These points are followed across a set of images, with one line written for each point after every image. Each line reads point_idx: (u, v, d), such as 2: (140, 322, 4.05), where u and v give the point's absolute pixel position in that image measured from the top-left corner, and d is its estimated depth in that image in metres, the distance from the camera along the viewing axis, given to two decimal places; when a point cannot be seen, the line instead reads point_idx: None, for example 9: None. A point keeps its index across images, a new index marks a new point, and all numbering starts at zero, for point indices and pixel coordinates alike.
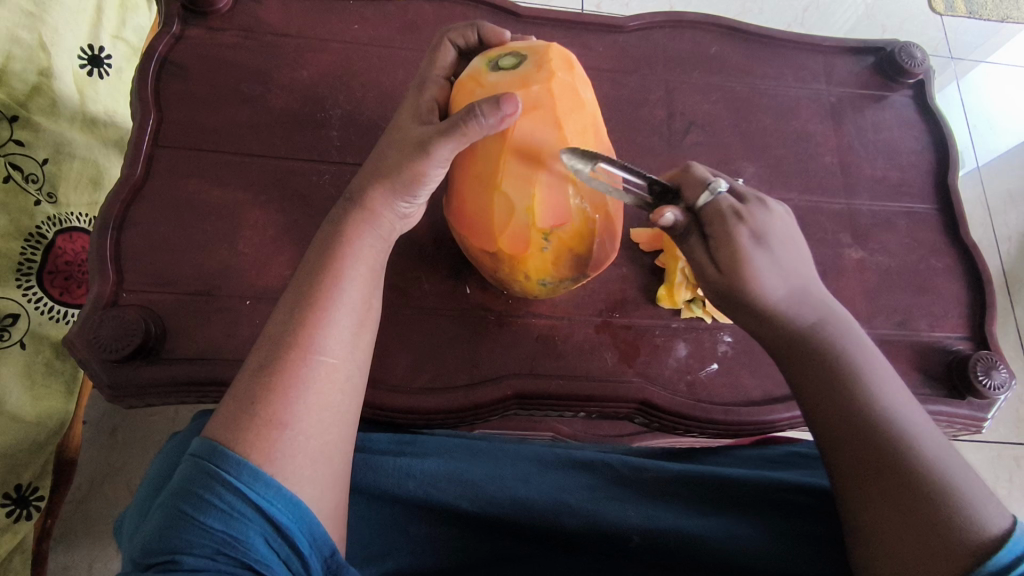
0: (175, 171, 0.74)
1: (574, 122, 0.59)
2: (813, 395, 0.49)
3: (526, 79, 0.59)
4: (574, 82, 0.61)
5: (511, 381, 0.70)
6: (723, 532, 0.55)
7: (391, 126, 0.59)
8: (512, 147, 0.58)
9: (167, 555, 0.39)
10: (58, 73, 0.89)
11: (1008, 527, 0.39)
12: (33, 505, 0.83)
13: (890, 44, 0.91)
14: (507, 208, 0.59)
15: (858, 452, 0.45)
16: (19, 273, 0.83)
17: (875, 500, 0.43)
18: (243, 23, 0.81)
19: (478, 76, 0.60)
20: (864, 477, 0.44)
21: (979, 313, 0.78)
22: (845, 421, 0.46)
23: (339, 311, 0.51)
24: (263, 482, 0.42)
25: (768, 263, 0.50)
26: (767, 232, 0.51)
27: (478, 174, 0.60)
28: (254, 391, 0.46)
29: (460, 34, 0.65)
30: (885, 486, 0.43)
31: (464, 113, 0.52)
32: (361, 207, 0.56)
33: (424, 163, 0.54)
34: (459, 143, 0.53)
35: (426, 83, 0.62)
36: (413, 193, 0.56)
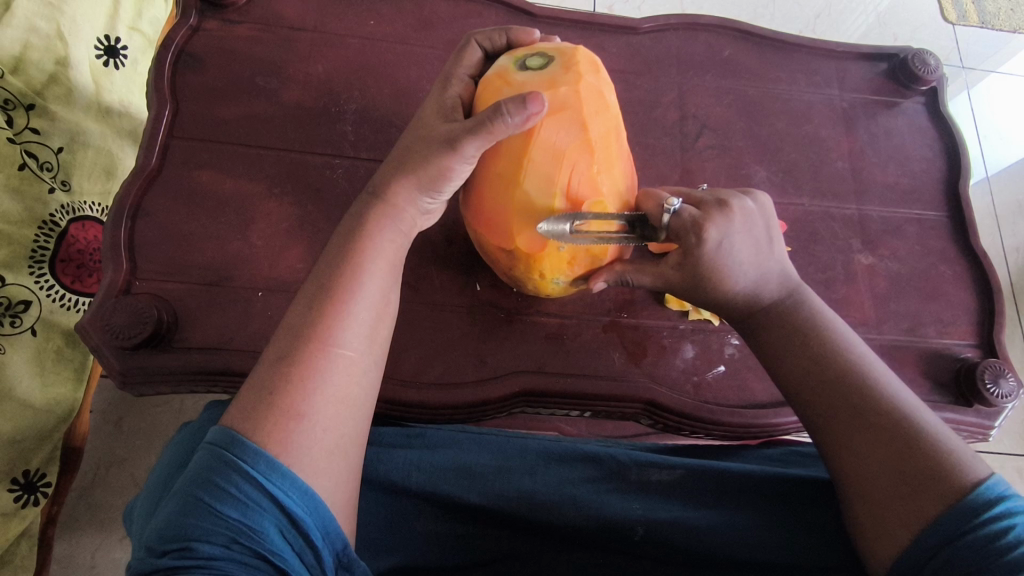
0: (189, 162, 0.74)
1: (599, 124, 0.60)
2: (796, 372, 0.53)
3: (555, 80, 0.59)
4: (600, 84, 0.61)
5: (520, 378, 0.71)
6: (728, 526, 0.55)
7: (414, 122, 0.60)
8: (536, 147, 0.58)
9: (183, 542, 0.39)
10: (75, 63, 0.90)
11: (985, 472, 0.44)
12: (39, 491, 0.84)
13: (904, 50, 0.91)
14: (527, 207, 0.59)
15: (844, 413, 0.49)
16: (32, 260, 0.84)
17: (855, 446, 0.48)
18: (260, 17, 0.82)
19: (505, 75, 0.60)
20: (841, 427, 0.49)
21: (988, 321, 0.78)
22: (830, 390, 0.51)
23: (357, 303, 0.51)
24: (280, 474, 0.43)
25: (729, 261, 0.57)
26: (725, 235, 0.56)
27: (500, 172, 0.60)
28: (273, 381, 0.46)
29: (487, 36, 0.65)
30: (873, 440, 0.47)
31: (491, 112, 0.52)
32: (383, 201, 0.56)
33: (449, 159, 0.55)
34: (485, 141, 0.54)
35: (452, 81, 0.62)
36: (438, 188, 0.57)
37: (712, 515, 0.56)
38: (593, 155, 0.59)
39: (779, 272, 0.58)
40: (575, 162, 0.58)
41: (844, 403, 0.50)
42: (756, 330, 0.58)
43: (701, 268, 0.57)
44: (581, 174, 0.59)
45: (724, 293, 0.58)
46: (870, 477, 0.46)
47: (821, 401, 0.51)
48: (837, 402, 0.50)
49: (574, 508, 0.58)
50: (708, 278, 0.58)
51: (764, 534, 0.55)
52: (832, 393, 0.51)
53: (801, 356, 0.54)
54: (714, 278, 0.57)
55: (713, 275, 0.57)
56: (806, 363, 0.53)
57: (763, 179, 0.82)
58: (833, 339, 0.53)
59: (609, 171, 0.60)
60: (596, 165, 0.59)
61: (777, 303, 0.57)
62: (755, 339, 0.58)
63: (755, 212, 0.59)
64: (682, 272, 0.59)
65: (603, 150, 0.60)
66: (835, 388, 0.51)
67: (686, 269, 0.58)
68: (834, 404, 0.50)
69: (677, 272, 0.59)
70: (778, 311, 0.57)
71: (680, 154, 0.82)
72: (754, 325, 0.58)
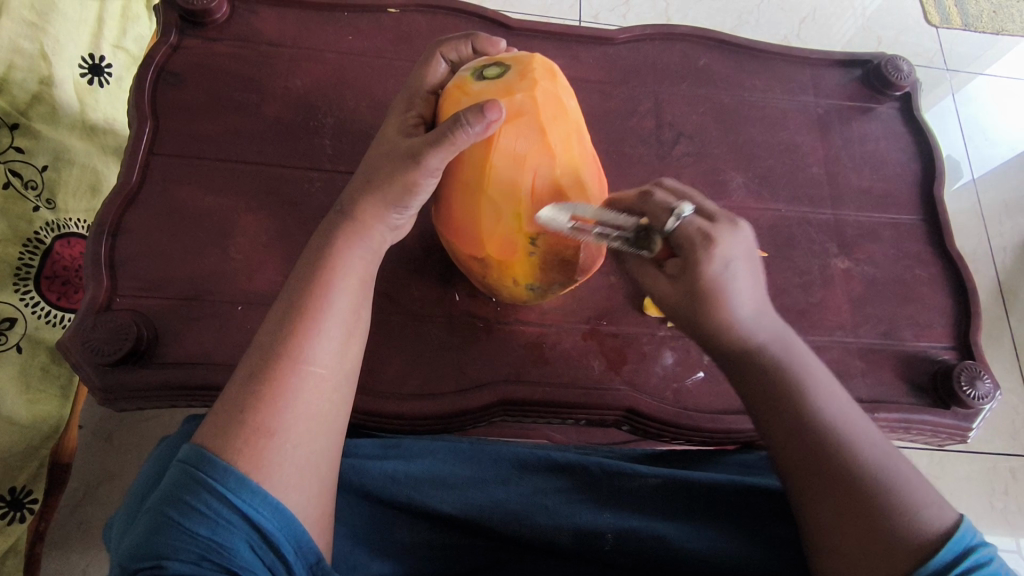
0: (170, 179, 0.75)
1: (559, 129, 0.60)
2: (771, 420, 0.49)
3: (510, 88, 0.59)
4: (557, 90, 0.61)
5: (499, 388, 0.71)
6: (696, 536, 0.57)
7: (377, 141, 0.60)
8: (497, 155, 0.58)
9: (154, 560, 0.40)
10: (59, 82, 0.91)
11: (950, 526, 0.42)
12: (26, 507, 0.84)
13: (877, 57, 0.92)
14: (494, 214, 0.60)
15: (811, 469, 0.46)
16: (17, 277, 0.85)
17: (819, 513, 0.45)
18: (240, 34, 0.83)
19: (463, 85, 0.60)
20: (810, 493, 0.46)
21: (965, 323, 0.79)
22: (802, 443, 0.47)
23: (329, 321, 0.52)
24: (251, 490, 0.43)
25: (730, 287, 0.49)
26: (733, 255, 0.49)
27: (467, 181, 0.60)
28: (243, 400, 0.47)
29: (453, 47, 0.65)
30: (836, 500, 0.45)
31: (450, 124, 0.51)
32: (354, 220, 0.56)
33: (415, 173, 0.55)
34: (448, 153, 0.53)
35: (414, 99, 0.62)
36: (405, 204, 0.57)
37: (685, 525, 0.58)
38: (554, 158, 0.59)
39: (767, 307, 0.52)
40: (535, 167, 0.59)
41: (815, 470, 0.46)
42: (734, 375, 0.52)
43: (695, 287, 0.49)
44: (545, 178, 0.59)
45: (722, 326, 0.50)
46: (831, 543, 0.44)
47: (794, 466, 0.48)
48: (810, 469, 0.46)
49: (551, 521, 0.59)
50: (709, 303, 0.49)
51: (743, 547, 0.56)
52: (805, 459, 0.47)
53: (780, 411, 0.49)
54: (714, 305, 0.49)
55: (713, 297, 0.49)
56: (786, 425, 0.48)
57: (739, 185, 0.83)
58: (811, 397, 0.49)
59: (572, 171, 0.60)
60: (559, 168, 0.59)
61: (761, 351, 0.50)
62: (741, 389, 0.52)
63: (751, 237, 0.51)
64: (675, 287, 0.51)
65: (565, 154, 0.60)
66: (812, 452, 0.47)
67: (682, 284, 0.50)
68: (805, 470, 0.47)
69: (671, 285, 0.52)
70: (761, 363, 0.50)
71: (656, 162, 0.83)
72: (739, 373, 0.51)
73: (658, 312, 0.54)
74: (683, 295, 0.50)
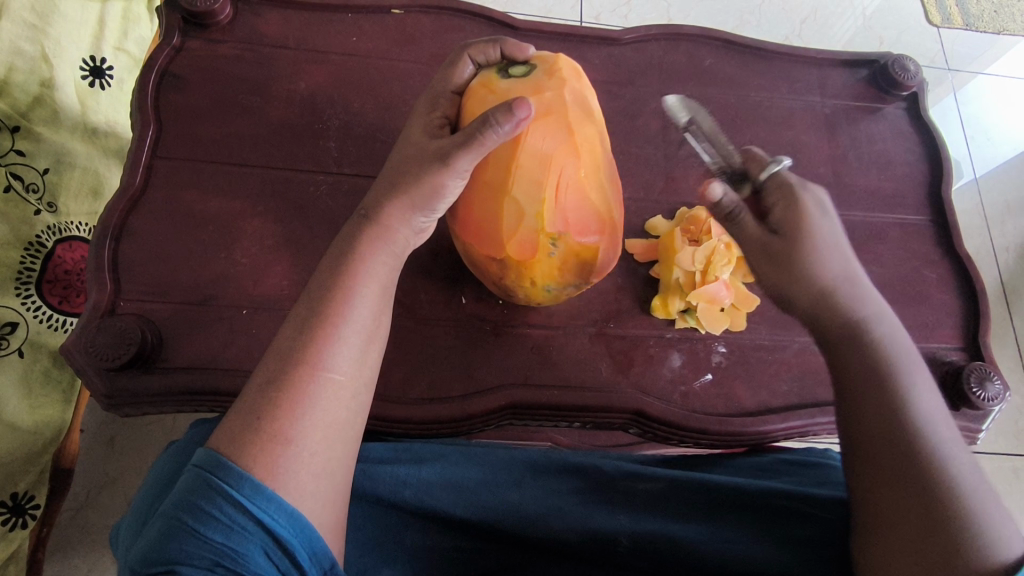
0: (174, 182, 0.75)
1: (585, 129, 0.59)
2: (849, 393, 0.47)
3: (539, 87, 0.59)
4: (583, 90, 0.61)
5: (506, 392, 0.71)
6: (710, 534, 0.56)
7: (401, 142, 0.59)
8: (525, 153, 0.57)
9: (166, 564, 0.40)
10: (60, 85, 0.90)
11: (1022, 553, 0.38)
12: (28, 514, 0.84)
13: (883, 57, 0.92)
14: (517, 213, 0.59)
15: (880, 453, 0.43)
16: (18, 281, 0.83)
17: (888, 498, 0.42)
18: (243, 36, 0.82)
19: (489, 83, 0.59)
20: (883, 476, 0.43)
21: (973, 324, 0.78)
22: (875, 424, 0.44)
23: (348, 327, 0.51)
24: (265, 497, 0.43)
25: (821, 230, 0.49)
26: (824, 202, 0.51)
27: (488, 180, 0.59)
28: (260, 406, 0.46)
29: (480, 50, 0.62)
30: (895, 491, 0.42)
31: (479, 123, 0.52)
32: (377, 223, 0.56)
33: (442, 175, 0.55)
34: (477, 154, 0.54)
35: (438, 98, 0.61)
36: (429, 206, 0.57)
37: (701, 527, 0.57)
38: (580, 158, 0.59)
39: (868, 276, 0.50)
40: (562, 167, 0.58)
41: (892, 451, 0.43)
42: (829, 347, 0.49)
43: (800, 223, 0.49)
44: (570, 177, 0.59)
45: (812, 279, 0.48)
46: (896, 535, 0.41)
47: (869, 444, 0.44)
48: (889, 450, 0.43)
49: (564, 523, 0.59)
50: (800, 243, 0.49)
51: (755, 549, 0.54)
52: (884, 438, 0.43)
53: (859, 388, 0.46)
54: (805, 245, 0.49)
55: (812, 237, 0.49)
56: (869, 399, 0.45)
57: None
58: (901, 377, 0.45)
59: (596, 172, 0.60)
60: (583, 169, 0.59)
61: (861, 315, 0.48)
62: (827, 349, 0.49)
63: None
64: (782, 230, 0.50)
65: (589, 154, 0.60)
66: (893, 433, 0.43)
67: (779, 227, 0.50)
68: (880, 451, 0.43)
69: (776, 236, 0.50)
70: (854, 333, 0.47)
71: (662, 164, 0.82)
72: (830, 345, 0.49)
73: (759, 278, 0.52)
74: (777, 235, 0.50)
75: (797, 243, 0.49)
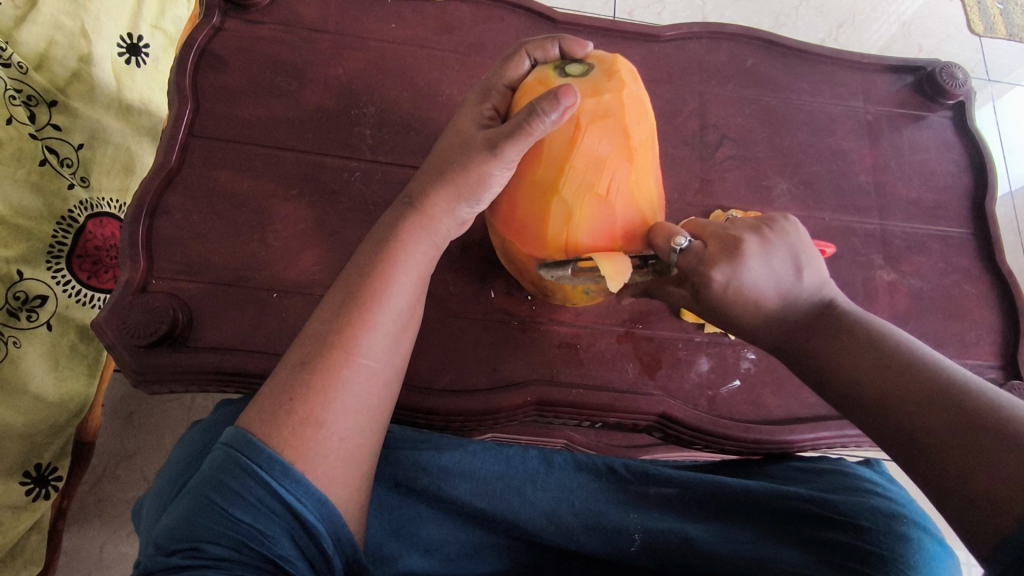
0: (208, 162, 0.74)
1: (641, 134, 0.58)
2: (825, 354, 0.49)
3: (598, 87, 0.57)
4: (642, 92, 0.59)
5: (534, 388, 0.70)
6: (722, 537, 0.56)
7: (449, 131, 0.59)
8: (578, 154, 0.56)
9: (192, 542, 0.40)
10: (98, 60, 0.90)
11: None
12: (51, 485, 0.84)
13: (931, 63, 0.89)
14: (563, 215, 0.58)
15: (872, 379, 0.45)
16: (49, 255, 0.84)
17: (899, 408, 0.43)
18: (281, 18, 0.82)
19: (545, 80, 0.57)
20: (889, 397, 0.44)
21: (1012, 342, 0.76)
22: (858, 363, 0.46)
23: (384, 314, 0.51)
24: (295, 480, 0.43)
25: (743, 291, 0.51)
26: (740, 265, 0.50)
27: (537, 179, 0.58)
28: (294, 387, 0.46)
29: (539, 46, 0.60)
30: (900, 399, 0.43)
31: (526, 114, 0.50)
32: (419, 211, 0.55)
33: (488, 165, 0.53)
34: (523, 144, 0.52)
35: (490, 91, 0.60)
36: (474, 198, 0.56)
37: (711, 528, 0.57)
38: (633, 163, 0.58)
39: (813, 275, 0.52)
40: (614, 171, 0.57)
41: (882, 371, 0.45)
42: (796, 344, 0.51)
43: (713, 306, 0.53)
44: (621, 182, 0.57)
45: (754, 316, 0.52)
46: (919, 433, 0.41)
47: (869, 382, 0.45)
48: (892, 383, 0.44)
49: (577, 521, 0.59)
50: (726, 307, 0.52)
51: (795, 552, 0.53)
52: (884, 372, 0.45)
53: (832, 347, 0.49)
54: (733, 308, 0.52)
55: (731, 309, 0.52)
56: (845, 350, 0.48)
57: (783, 192, 0.81)
58: (867, 326, 0.48)
59: (647, 178, 0.59)
60: (634, 174, 0.58)
61: (819, 302, 0.51)
62: (794, 345, 0.51)
63: (773, 243, 0.52)
64: (696, 302, 0.55)
65: (642, 160, 0.58)
66: (893, 364, 0.44)
67: (703, 302, 0.54)
68: (883, 382, 0.44)
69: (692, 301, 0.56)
70: (820, 323, 0.50)
71: (700, 165, 0.81)
72: (796, 340, 0.51)
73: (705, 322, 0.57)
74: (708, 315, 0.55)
75: (717, 315, 0.53)
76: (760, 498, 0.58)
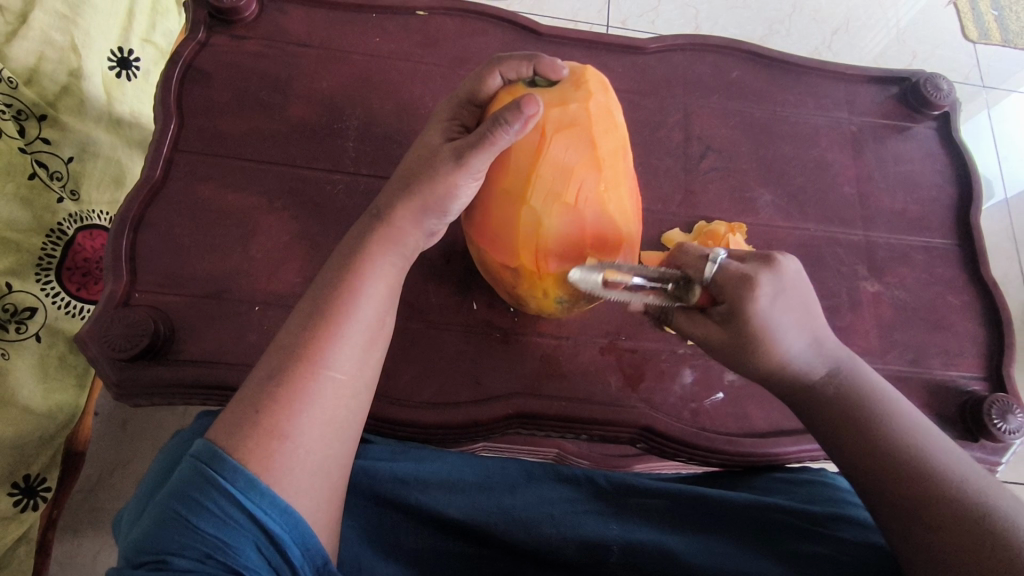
0: (192, 176, 0.75)
1: (608, 143, 0.59)
2: (842, 432, 0.49)
3: (564, 97, 0.58)
4: (609, 103, 0.60)
5: (516, 400, 0.70)
6: (699, 548, 0.56)
7: (416, 143, 0.60)
8: (545, 163, 0.57)
9: (157, 555, 0.40)
10: (87, 75, 0.91)
11: None
12: (39, 496, 0.85)
13: (916, 74, 0.89)
14: (535, 224, 0.58)
15: (882, 470, 0.46)
16: (39, 267, 0.85)
17: (907, 512, 0.44)
18: (267, 32, 0.83)
19: (514, 92, 0.59)
20: (897, 495, 0.45)
21: (997, 353, 0.76)
22: (874, 451, 0.47)
23: (353, 325, 0.52)
24: (259, 492, 0.43)
25: (773, 318, 0.49)
26: (779, 282, 0.49)
27: (507, 189, 0.58)
28: (259, 400, 0.47)
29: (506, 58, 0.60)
30: (910, 501, 0.44)
31: (489, 124, 0.52)
32: (388, 223, 0.56)
33: (455, 175, 0.55)
34: (488, 155, 0.54)
35: (459, 105, 0.61)
36: (442, 209, 0.57)
37: (690, 539, 0.57)
38: (601, 172, 0.58)
39: (830, 342, 0.52)
40: (582, 179, 0.57)
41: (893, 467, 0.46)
42: (808, 405, 0.52)
43: (743, 331, 0.50)
44: (589, 190, 0.58)
45: (773, 362, 0.51)
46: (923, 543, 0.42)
47: (879, 480, 0.46)
48: (901, 485, 0.45)
49: (556, 531, 0.59)
50: (750, 342, 0.50)
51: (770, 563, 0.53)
52: (892, 472, 0.46)
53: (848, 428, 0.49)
54: (758, 343, 0.50)
55: (759, 344, 0.50)
56: (863, 433, 0.48)
57: (767, 203, 0.81)
58: (886, 411, 0.49)
59: (616, 186, 0.60)
60: (604, 182, 0.58)
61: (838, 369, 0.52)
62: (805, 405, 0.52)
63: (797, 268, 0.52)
64: (727, 330, 0.52)
65: (611, 169, 0.59)
66: (905, 463, 0.45)
67: (731, 326, 0.51)
68: (891, 475, 0.45)
69: (720, 330, 0.52)
70: (835, 395, 0.50)
71: (683, 176, 0.81)
72: (806, 400, 0.52)
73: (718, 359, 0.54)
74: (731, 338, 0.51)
75: (736, 354, 0.52)
76: (736, 509, 0.59)
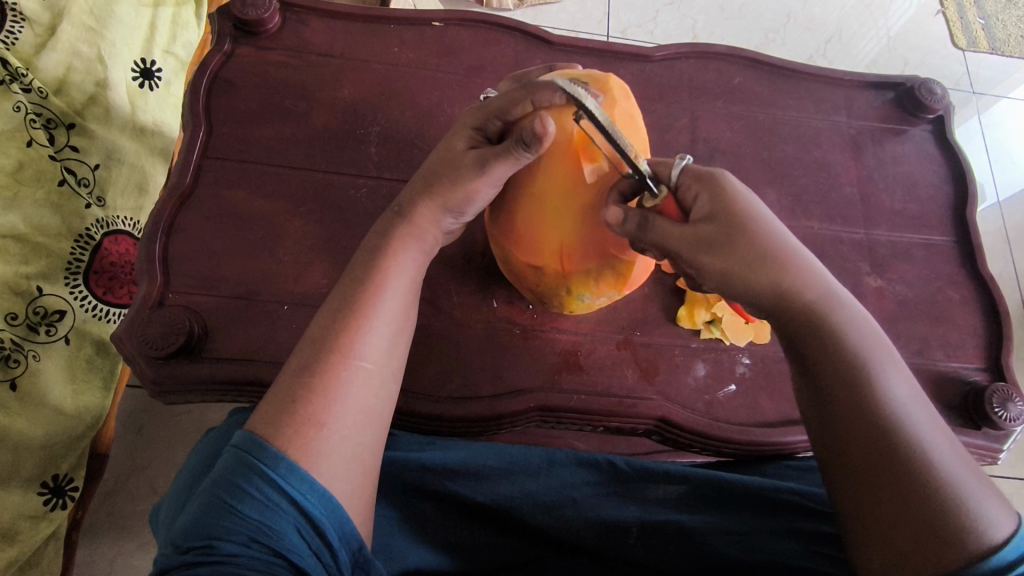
0: (220, 181, 0.78)
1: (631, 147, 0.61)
2: (830, 381, 0.50)
3: None
4: (631, 109, 0.63)
5: (536, 394, 0.73)
6: (717, 528, 0.59)
7: (440, 148, 0.61)
8: (571, 166, 0.60)
9: (205, 540, 0.42)
10: (112, 85, 0.94)
11: (1005, 531, 0.41)
12: (67, 495, 0.86)
13: (911, 79, 0.93)
14: (561, 226, 0.61)
15: (857, 432, 0.47)
16: (67, 271, 0.88)
17: (870, 481, 0.46)
18: (290, 43, 0.86)
19: None
20: (866, 465, 0.46)
21: (996, 344, 0.79)
22: (854, 409, 0.48)
23: (379, 318, 0.55)
24: (299, 477, 0.45)
25: (761, 224, 0.51)
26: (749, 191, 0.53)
27: (534, 193, 0.61)
28: (295, 390, 0.50)
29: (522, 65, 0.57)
30: (877, 472, 0.45)
31: (514, 142, 0.54)
32: (408, 220, 0.60)
33: (475, 182, 0.58)
34: (511, 166, 0.57)
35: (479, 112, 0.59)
36: (458, 209, 0.61)
37: (708, 518, 0.60)
38: None
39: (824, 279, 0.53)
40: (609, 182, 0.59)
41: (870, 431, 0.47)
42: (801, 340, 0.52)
43: (729, 223, 0.51)
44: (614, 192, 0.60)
45: (769, 289, 0.51)
46: (877, 514, 0.44)
47: (854, 440, 0.47)
48: (872, 445, 0.46)
49: (579, 515, 0.61)
50: (744, 245, 0.51)
51: (787, 542, 0.56)
52: (871, 449, 0.46)
53: (833, 377, 0.50)
54: (751, 249, 0.51)
55: (751, 266, 0.51)
56: (846, 386, 0.49)
57: (772, 203, 0.84)
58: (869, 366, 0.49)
59: None
60: None
61: (826, 311, 0.51)
62: (796, 338, 0.52)
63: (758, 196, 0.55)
64: (711, 221, 0.51)
65: None
66: (883, 443, 0.46)
67: (718, 221, 0.51)
68: (867, 439, 0.47)
69: (707, 224, 0.51)
70: (824, 339, 0.51)
71: None
72: (800, 338, 0.52)
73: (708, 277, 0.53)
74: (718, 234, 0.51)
75: (730, 270, 0.51)
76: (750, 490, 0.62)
